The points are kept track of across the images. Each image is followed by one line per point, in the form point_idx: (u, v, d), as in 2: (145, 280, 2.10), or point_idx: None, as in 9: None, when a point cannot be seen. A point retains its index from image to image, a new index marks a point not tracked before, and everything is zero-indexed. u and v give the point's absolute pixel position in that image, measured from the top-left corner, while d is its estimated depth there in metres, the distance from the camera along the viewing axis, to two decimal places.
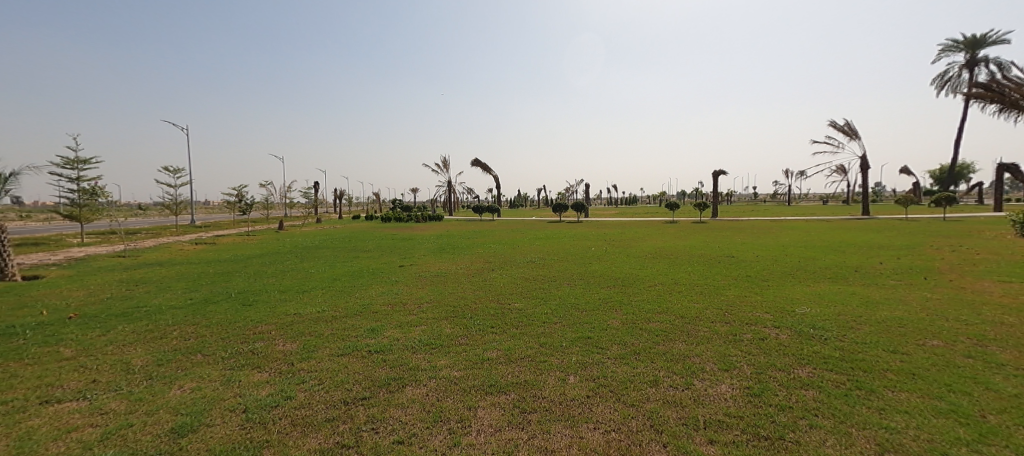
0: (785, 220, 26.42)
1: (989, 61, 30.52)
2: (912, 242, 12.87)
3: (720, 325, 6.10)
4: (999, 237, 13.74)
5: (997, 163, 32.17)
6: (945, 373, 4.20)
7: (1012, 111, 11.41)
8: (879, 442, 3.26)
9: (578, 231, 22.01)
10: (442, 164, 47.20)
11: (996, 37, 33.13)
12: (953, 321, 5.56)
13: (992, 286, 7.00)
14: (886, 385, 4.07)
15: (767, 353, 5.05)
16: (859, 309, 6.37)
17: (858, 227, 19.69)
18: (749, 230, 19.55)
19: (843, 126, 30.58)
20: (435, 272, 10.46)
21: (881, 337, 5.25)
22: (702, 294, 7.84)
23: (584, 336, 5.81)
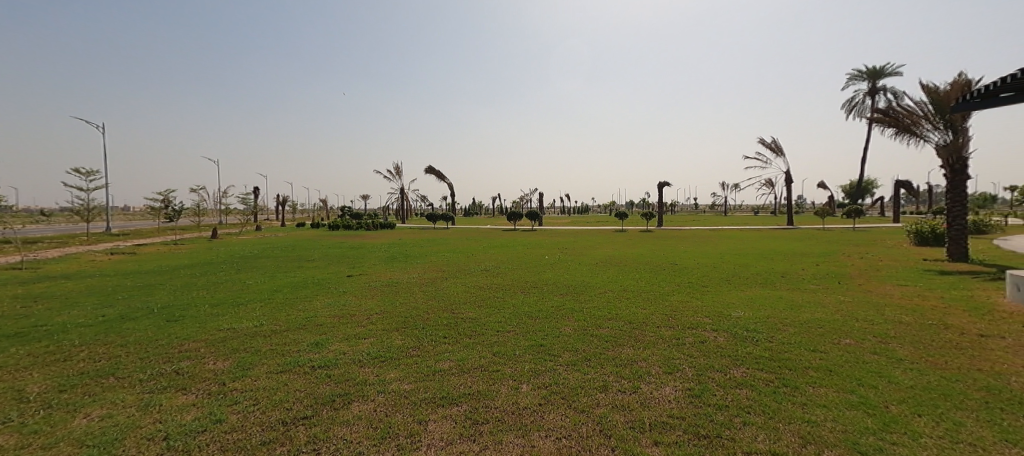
0: (723, 229, 28.29)
1: (886, 91, 34.73)
2: (828, 250, 14.33)
3: (665, 329, 6.41)
4: (898, 246, 15.59)
5: (897, 181, 36.57)
6: (857, 369, 4.68)
7: (905, 135, 13.02)
8: (802, 435, 3.54)
9: (534, 239, 22.34)
10: (394, 171, 46.25)
11: (892, 69, 37.81)
12: (862, 321, 6.22)
13: (893, 290, 7.92)
14: (807, 382, 4.46)
15: (707, 356, 5.36)
16: (786, 312, 6.96)
17: (784, 236, 21.62)
18: (692, 238, 20.79)
19: (770, 142, 33.40)
20: (385, 282, 10.11)
21: (803, 337, 5.76)
22: (648, 300, 8.19)
23: (537, 344, 5.87)
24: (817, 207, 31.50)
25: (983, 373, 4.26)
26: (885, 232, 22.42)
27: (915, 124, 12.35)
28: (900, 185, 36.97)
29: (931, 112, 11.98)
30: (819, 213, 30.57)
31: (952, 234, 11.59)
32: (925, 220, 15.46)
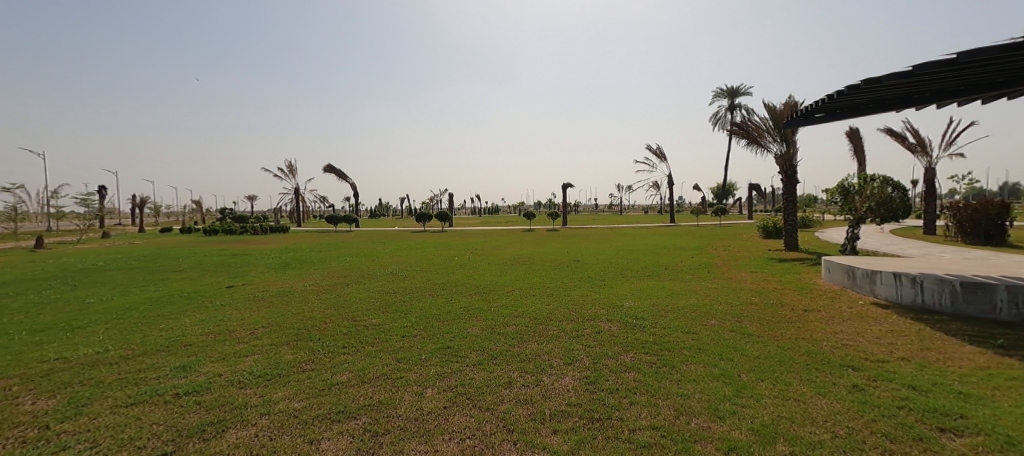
0: (619, 227, 31.00)
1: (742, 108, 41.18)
2: (701, 244, 16.54)
3: (566, 323, 6.81)
4: (752, 239, 18.61)
5: (752, 185, 43.63)
6: (719, 346, 5.45)
7: (752, 146, 15.59)
8: (676, 407, 4.03)
9: (444, 240, 22.08)
10: (288, 169, 42.11)
11: (746, 89, 44.98)
12: (724, 304, 7.30)
13: (747, 276, 9.42)
14: (682, 360, 5.09)
15: (602, 344, 5.82)
16: (667, 300, 7.86)
17: (669, 232, 24.41)
18: (593, 236, 22.37)
19: (655, 149, 37.37)
20: (275, 291, 9.15)
21: (680, 321, 6.56)
22: (552, 296, 8.62)
23: (443, 346, 5.81)
24: (694, 206, 36.15)
25: (806, 341, 5.26)
26: (744, 228, 26.57)
27: (761, 137, 14.81)
28: (753, 188, 44.17)
29: (772, 127, 14.48)
30: (695, 211, 35.06)
31: (787, 228, 14.09)
32: (769, 217, 18.65)
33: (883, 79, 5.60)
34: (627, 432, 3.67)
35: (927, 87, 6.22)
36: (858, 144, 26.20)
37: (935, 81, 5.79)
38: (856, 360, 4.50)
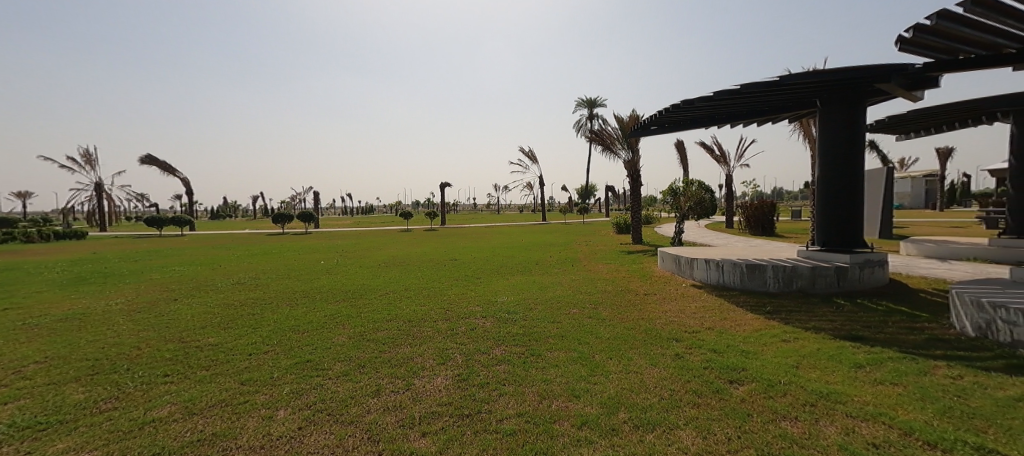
0: (496, 225, 32.12)
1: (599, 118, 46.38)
2: (568, 240, 18.17)
3: (441, 323, 6.77)
4: (609, 234, 21.15)
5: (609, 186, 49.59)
6: (578, 332, 6.04)
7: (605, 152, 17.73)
8: (540, 393, 4.31)
9: (308, 242, 19.98)
10: (87, 159, 33.11)
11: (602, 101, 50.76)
12: (585, 294, 8.12)
13: (604, 267, 10.66)
14: (548, 348, 5.50)
15: (475, 341, 5.94)
16: (537, 293, 8.41)
17: (541, 229, 26.23)
18: (471, 235, 22.73)
19: (528, 151, 39.61)
20: (63, 315, 7.10)
21: (547, 312, 7.08)
22: (428, 296, 8.48)
23: (302, 360, 5.25)
24: (562, 206, 39.48)
25: (645, 320, 6.15)
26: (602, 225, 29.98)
27: (612, 144, 16.88)
28: (609, 190, 50.22)
29: (620, 136, 16.62)
30: (563, 211, 38.26)
31: (634, 224, 16.33)
32: (621, 215, 21.39)
33: (694, 100, 6.80)
34: (494, 422, 3.79)
35: (723, 110, 7.79)
36: (684, 153, 31.77)
37: (727, 106, 7.28)
38: (679, 333, 5.43)
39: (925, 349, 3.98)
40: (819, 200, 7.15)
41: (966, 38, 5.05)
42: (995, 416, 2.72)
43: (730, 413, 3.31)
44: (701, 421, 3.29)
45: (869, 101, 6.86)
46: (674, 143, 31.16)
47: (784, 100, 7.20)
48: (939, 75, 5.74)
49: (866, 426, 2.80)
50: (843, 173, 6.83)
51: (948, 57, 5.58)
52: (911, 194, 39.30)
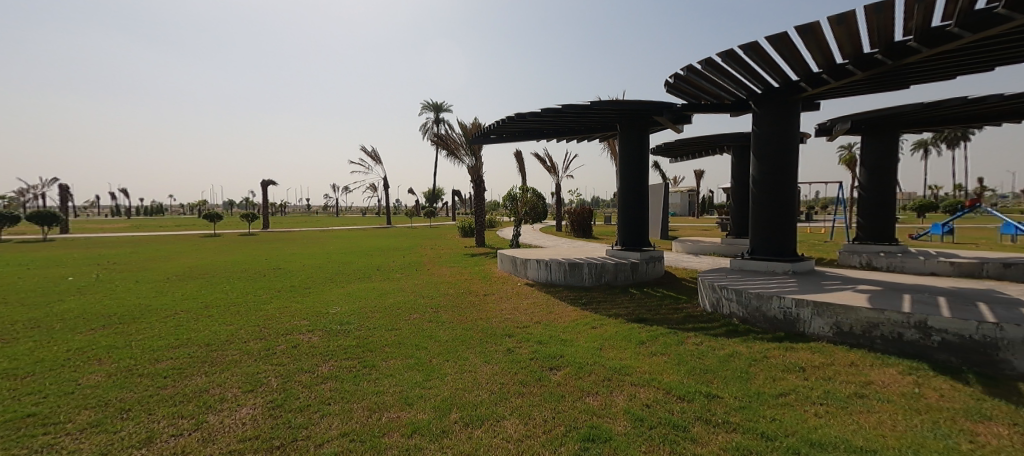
0: (332, 229, 29.26)
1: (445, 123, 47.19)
2: (412, 244, 17.79)
3: (253, 342, 5.73)
4: (454, 238, 21.58)
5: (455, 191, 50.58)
6: (417, 338, 5.57)
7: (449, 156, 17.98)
8: (371, 407, 3.79)
9: (49, 253, 14.62)
10: None
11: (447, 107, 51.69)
12: (426, 297, 7.95)
13: (446, 270, 10.78)
14: (384, 357, 4.94)
15: (297, 359, 5.06)
16: (374, 300, 7.88)
17: (384, 233, 25.05)
18: (302, 240, 20.15)
19: (370, 151, 37.37)
20: None
21: (384, 320, 6.47)
22: (236, 314, 7.11)
23: (19, 416, 3.74)
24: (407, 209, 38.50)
25: (483, 320, 6.17)
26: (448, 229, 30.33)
27: (456, 149, 17.25)
28: (454, 194, 51.24)
29: (464, 142, 17.10)
30: (409, 215, 37.31)
31: (478, 228, 17.01)
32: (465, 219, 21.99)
33: (526, 114, 7.44)
34: (311, 449, 3.23)
35: (550, 126, 8.73)
36: (522, 163, 34.64)
37: (553, 122, 8.19)
38: (512, 329, 5.64)
39: (683, 324, 5.18)
40: (620, 207, 8.65)
41: (707, 89, 6.78)
42: (718, 370, 3.68)
43: (549, 397, 3.48)
44: (524, 408, 3.35)
45: (652, 129, 8.62)
46: (513, 152, 33.67)
47: (596, 122, 8.45)
48: (692, 114, 7.58)
49: (643, 391, 3.43)
50: (635, 186, 8.40)
51: (696, 101, 7.42)
52: (682, 205, 51.15)
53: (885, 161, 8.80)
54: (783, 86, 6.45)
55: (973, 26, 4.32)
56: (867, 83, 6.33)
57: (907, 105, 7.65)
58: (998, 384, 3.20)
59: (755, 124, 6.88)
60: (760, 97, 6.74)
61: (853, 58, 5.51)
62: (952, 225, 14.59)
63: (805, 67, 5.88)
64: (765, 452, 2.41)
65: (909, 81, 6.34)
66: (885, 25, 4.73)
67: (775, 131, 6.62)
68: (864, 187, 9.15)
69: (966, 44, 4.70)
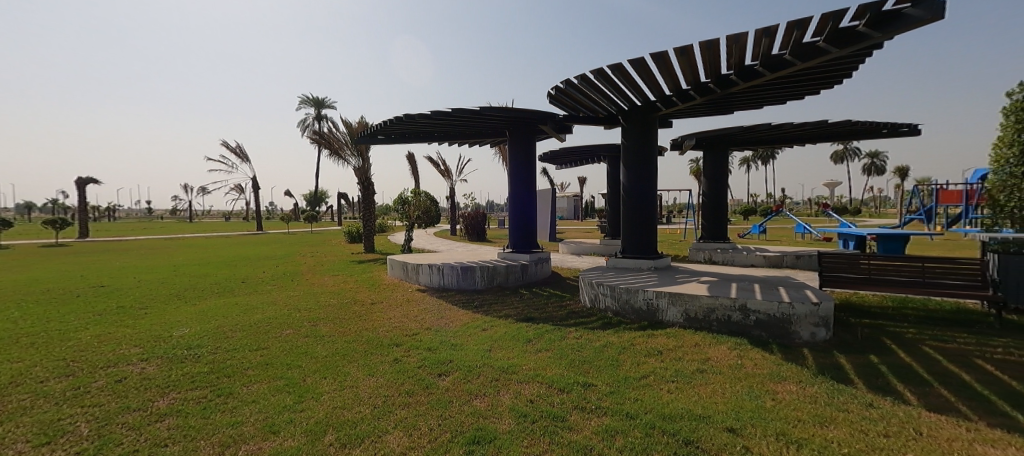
0: (184, 237, 24.73)
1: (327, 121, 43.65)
2: (288, 252, 15.96)
3: (57, 381, 4.48)
4: (339, 244, 19.97)
5: (340, 193, 46.91)
6: (288, 355, 4.82)
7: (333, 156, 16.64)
8: (223, 442, 3.15)
9: None
10: None
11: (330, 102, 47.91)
12: (302, 309, 7.11)
13: (328, 279, 9.88)
14: (245, 382, 4.16)
15: (123, 396, 4.09)
16: (237, 317, 6.81)
17: (254, 241, 22.02)
18: (140, 250, 16.57)
19: (234, 146, 32.55)
20: None
21: (248, 338, 5.60)
22: (32, 347, 5.51)
23: None
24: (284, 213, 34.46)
25: (368, 330, 5.76)
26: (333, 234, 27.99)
27: (341, 149, 16.06)
28: (341, 197, 47.54)
29: (348, 142, 15.97)
30: (286, 220, 33.43)
31: (366, 233, 15.99)
32: (353, 223, 20.53)
33: (415, 116, 7.24)
34: None
35: (440, 129, 8.64)
36: (415, 166, 33.72)
37: (443, 125, 8.11)
38: (400, 337, 5.39)
39: (565, 320, 5.54)
40: (510, 210, 8.94)
41: (583, 103, 7.41)
42: (593, 360, 4.02)
43: (435, 403, 3.39)
44: (408, 420, 3.18)
45: (538, 137, 9.10)
46: (406, 154, 32.65)
47: (485, 127, 8.61)
48: (572, 124, 8.21)
49: (527, 387, 3.57)
50: (523, 190, 8.77)
51: (575, 112, 8.05)
52: (568, 208, 55.09)
53: (720, 172, 10.64)
54: (644, 104, 7.36)
55: (771, 66, 5.50)
56: (706, 106, 7.57)
57: (733, 127, 9.35)
58: (792, 350, 4.08)
59: (624, 136, 7.73)
60: (627, 113, 7.59)
61: (693, 85, 6.54)
62: (767, 225, 18.29)
63: (660, 89, 6.81)
64: (629, 430, 2.67)
65: (734, 107, 7.75)
66: (714, 59, 5.71)
67: (639, 144, 7.53)
68: (707, 195, 10.93)
69: (768, 81, 5.95)
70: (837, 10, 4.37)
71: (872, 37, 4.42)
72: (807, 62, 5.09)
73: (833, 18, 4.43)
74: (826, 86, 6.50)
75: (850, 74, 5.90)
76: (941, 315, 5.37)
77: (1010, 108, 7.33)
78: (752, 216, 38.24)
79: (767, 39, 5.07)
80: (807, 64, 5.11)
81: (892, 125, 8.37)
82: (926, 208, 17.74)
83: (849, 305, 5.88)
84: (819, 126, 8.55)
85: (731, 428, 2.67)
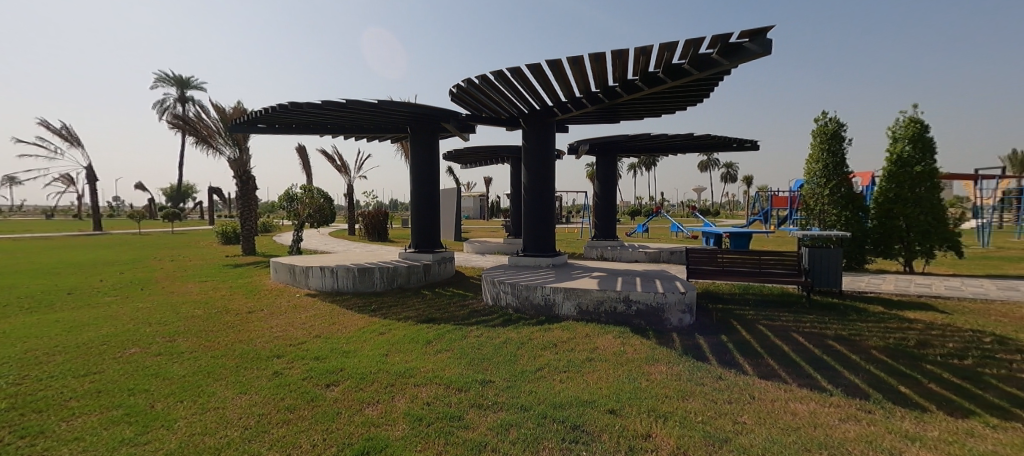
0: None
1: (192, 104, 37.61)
2: (138, 256, 13.31)
3: None
4: (209, 246, 17.29)
5: (211, 187, 40.76)
6: (131, 378, 3.98)
7: (201, 145, 14.38)
8: None
9: None
10: None
11: (197, 83, 41.39)
12: (154, 324, 5.96)
13: (192, 287, 8.47)
14: (64, 417, 3.26)
15: None
16: (58, 337, 5.45)
17: (87, 243, 17.91)
18: None
19: (59, 127, 26.21)
20: None
21: (73, 362, 4.50)
22: None
23: None
24: (132, 210, 28.69)
25: (242, 343, 5.08)
26: (201, 235, 24.16)
27: (211, 138, 13.96)
28: (212, 192, 41.40)
29: (221, 129, 13.95)
30: (138, 218, 27.98)
31: (245, 233, 14.13)
32: (228, 222, 18.00)
33: (303, 105, 6.61)
34: None
35: (334, 120, 8.02)
36: (307, 160, 30.88)
37: (337, 117, 7.54)
38: (282, 348, 4.85)
39: (466, 319, 5.54)
40: (412, 209, 8.67)
41: (485, 104, 7.50)
42: (492, 357, 4.08)
43: (321, 418, 3.11)
44: (288, 438, 2.85)
45: (441, 135, 8.97)
46: (294, 146, 29.76)
47: (385, 122, 8.22)
48: (475, 124, 8.25)
49: (425, 390, 3.47)
50: (425, 188, 8.56)
51: (478, 112, 8.11)
52: (473, 208, 55.42)
53: (610, 177, 11.64)
54: (543, 109, 7.72)
55: (648, 82, 6.18)
56: (597, 115, 8.21)
57: (620, 135, 10.30)
58: (664, 335, 4.62)
59: (525, 139, 8.02)
60: (527, 117, 7.88)
61: (585, 95, 7.04)
62: (649, 226, 20.52)
63: (556, 95, 7.21)
64: (522, 422, 2.76)
65: (621, 116, 8.54)
66: (602, 71, 6.22)
67: (538, 147, 7.87)
68: (598, 197, 11.88)
69: (647, 95, 6.67)
70: (697, 38, 5.08)
71: (722, 63, 5.23)
72: (676, 80, 5.83)
73: (693, 44, 5.13)
74: (691, 104, 7.52)
75: (709, 95, 6.90)
76: (772, 298, 6.58)
77: (815, 132, 9.27)
78: (638, 217, 42.63)
79: (644, 57, 5.68)
80: (676, 82, 5.85)
81: (740, 141, 10.01)
82: (764, 211, 21.60)
83: (708, 293, 6.88)
84: (687, 138, 9.84)
85: (612, 410, 2.92)
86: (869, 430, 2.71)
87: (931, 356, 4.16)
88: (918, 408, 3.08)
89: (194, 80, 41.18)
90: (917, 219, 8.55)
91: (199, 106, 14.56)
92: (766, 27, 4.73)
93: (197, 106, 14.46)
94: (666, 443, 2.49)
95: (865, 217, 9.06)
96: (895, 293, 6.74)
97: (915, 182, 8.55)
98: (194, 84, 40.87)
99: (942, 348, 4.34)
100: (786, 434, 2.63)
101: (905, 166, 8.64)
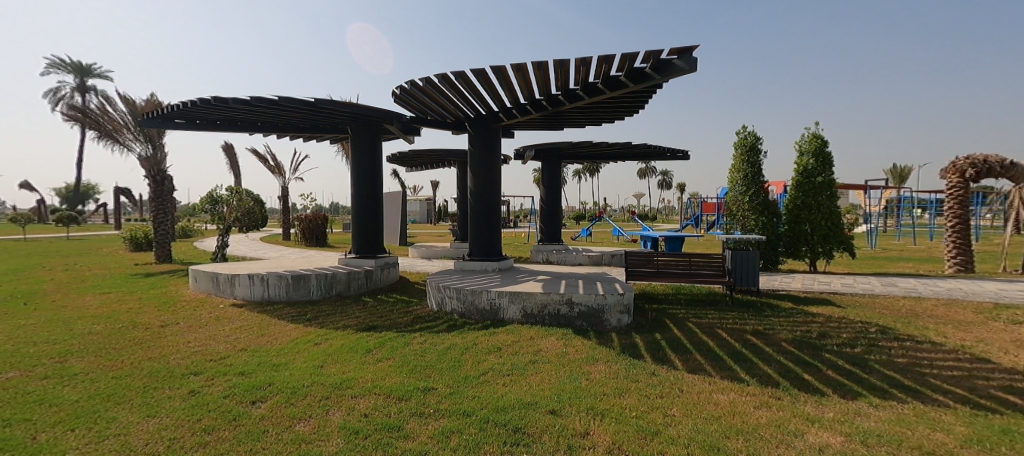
0: None
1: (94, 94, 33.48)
2: (21, 266, 11.50)
3: None
4: (113, 253, 15.36)
5: (118, 188, 36.36)
6: (7, 407, 3.41)
7: (106, 141, 12.83)
8: None
9: None
10: None
11: (101, 72, 36.99)
12: (41, 343, 5.16)
13: (91, 300, 7.47)
14: None
15: None
16: None
17: None
18: None
19: None
20: None
21: None
22: None
23: None
24: (15, 214, 24.76)
25: (152, 361, 4.56)
26: (104, 241, 21.44)
27: (118, 132, 12.49)
28: (119, 193, 36.87)
29: (130, 124, 12.52)
30: (22, 222, 24.15)
31: (160, 239, 12.76)
32: (139, 226, 16.12)
33: (228, 100, 6.11)
34: None
35: (264, 118, 7.50)
36: (235, 159, 28.60)
37: (269, 115, 7.06)
38: (201, 365, 4.41)
39: (409, 326, 5.39)
40: (353, 212, 8.31)
41: (430, 106, 7.39)
42: (436, 364, 3.99)
43: (244, 437, 2.87)
44: None
45: (384, 137, 8.71)
46: (221, 145, 27.59)
47: (323, 121, 7.82)
48: (420, 127, 8.10)
49: (363, 401, 3.32)
50: (367, 192, 8.25)
51: (422, 115, 7.97)
52: (420, 212, 54.27)
53: (554, 182, 11.93)
54: (488, 114, 7.75)
55: (588, 92, 6.44)
56: (541, 121, 8.40)
57: (563, 142, 10.60)
58: (604, 335, 4.80)
59: (470, 143, 8.01)
60: (473, 121, 7.87)
61: (529, 102, 7.18)
62: (592, 230, 21.30)
63: (501, 101, 7.27)
64: (464, 428, 2.73)
65: (564, 124, 8.81)
66: (545, 79, 6.37)
67: (484, 151, 7.88)
68: (544, 202, 12.13)
69: (587, 104, 6.93)
70: (631, 53, 5.36)
71: (654, 77, 5.58)
72: (613, 91, 6.13)
73: (628, 58, 5.42)
74: (628, 114, 7.93)
75: (643, 107, 7.31)
76: (700, 297, 7.08)
77: (736, 144, 10.14)
78: (581, 222, 43.97)
79: (584, 68, 5.91)
80: (613, 93, 6.15)
81: (672, 151, 10.73)
82: (695, 217, 23.24)
83: (644, 294, 7.27)
84: (626, 147, 10.36)
85: (553, 410, 2.97)
86: (779, 415, 2.99)
87: (829, 345, 4.70)
88: (818, 392, 3.45)
89: (94, 66, 36.64)
90: (819, 224, 9.64)
91: (101, 94, 12.93)
92: (691, 46, 5.10)
93: (99, 95, 12.84)
94: (603, 440, 2.58)
95: (778, 222, 10.02)
96: (801, 291, 7.53)
97: (817, 191, 9.65)
98: (97, 73, 36.45)
99: (838, 338, 4.91)
100: (710, 423, 2.83)
101: (809, 176, 9.69)
